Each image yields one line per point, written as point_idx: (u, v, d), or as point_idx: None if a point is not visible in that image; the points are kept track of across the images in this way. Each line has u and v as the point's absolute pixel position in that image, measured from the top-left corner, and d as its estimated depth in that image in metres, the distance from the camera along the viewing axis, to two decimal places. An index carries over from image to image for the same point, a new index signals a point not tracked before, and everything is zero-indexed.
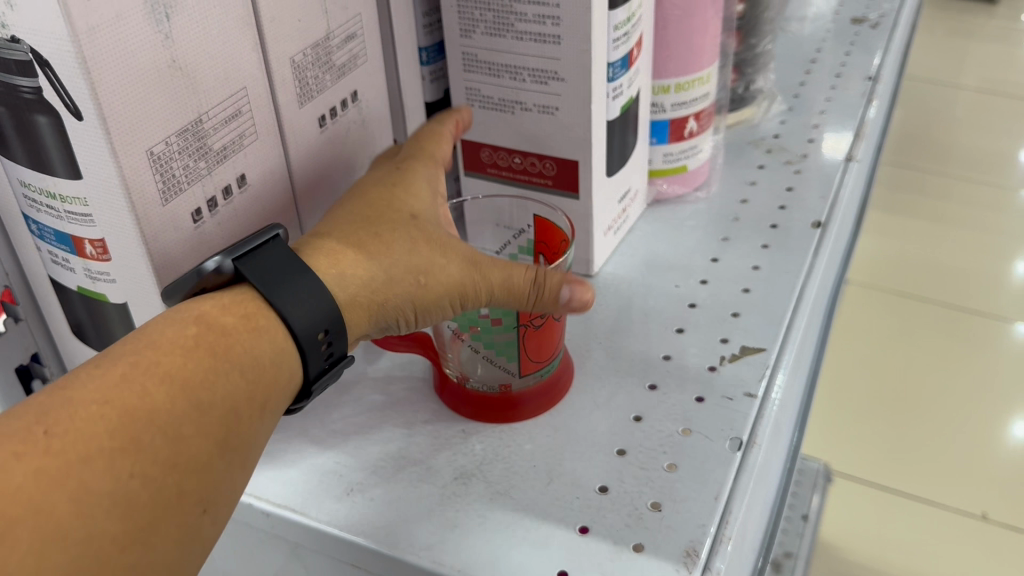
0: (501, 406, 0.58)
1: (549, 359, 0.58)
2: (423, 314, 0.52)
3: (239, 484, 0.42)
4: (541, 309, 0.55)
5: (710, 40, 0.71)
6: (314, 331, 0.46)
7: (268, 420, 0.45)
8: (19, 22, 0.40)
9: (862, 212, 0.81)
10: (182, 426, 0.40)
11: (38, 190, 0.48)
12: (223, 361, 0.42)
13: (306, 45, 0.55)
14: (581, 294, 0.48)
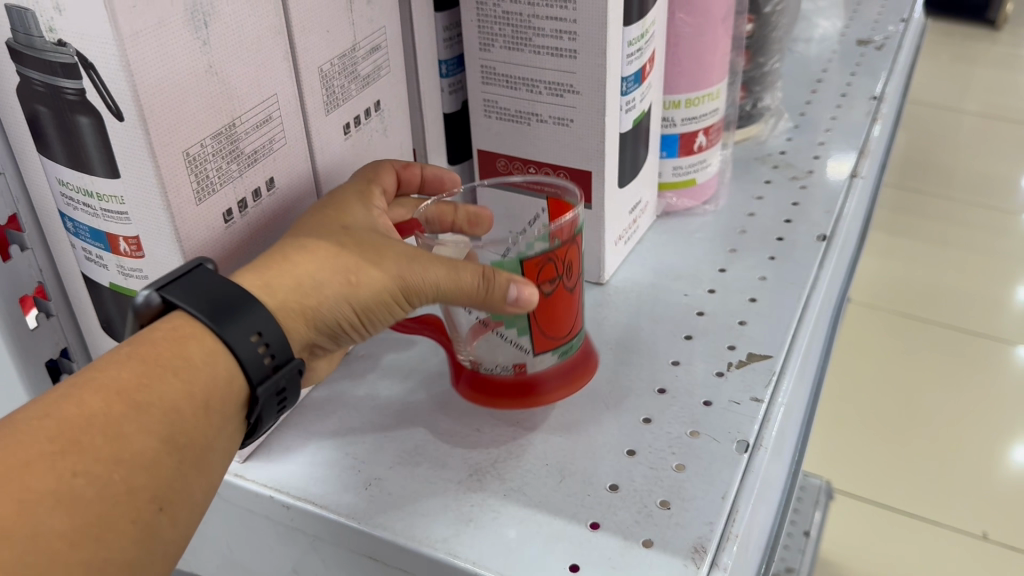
0: (520, 388, 0.60)
1: (567, 339, 0.61)
2: (369, 319, 0.52)
3: (195, 480, 0.44)
4: (548, 272, 0.57)
5: (720, 57, 0.74)
6: (247, 339, 0.46)
7: (218, 418, 0.45)
8: (67, 26, 0.42)
9: (866, 229, 0.83)
10: (123, 426, 0.41)
11: (76, 189, 0.50)
12: (158, 364, 0.43)
13: (333, 55, 0.57)
14: (525, 292, 0.50)
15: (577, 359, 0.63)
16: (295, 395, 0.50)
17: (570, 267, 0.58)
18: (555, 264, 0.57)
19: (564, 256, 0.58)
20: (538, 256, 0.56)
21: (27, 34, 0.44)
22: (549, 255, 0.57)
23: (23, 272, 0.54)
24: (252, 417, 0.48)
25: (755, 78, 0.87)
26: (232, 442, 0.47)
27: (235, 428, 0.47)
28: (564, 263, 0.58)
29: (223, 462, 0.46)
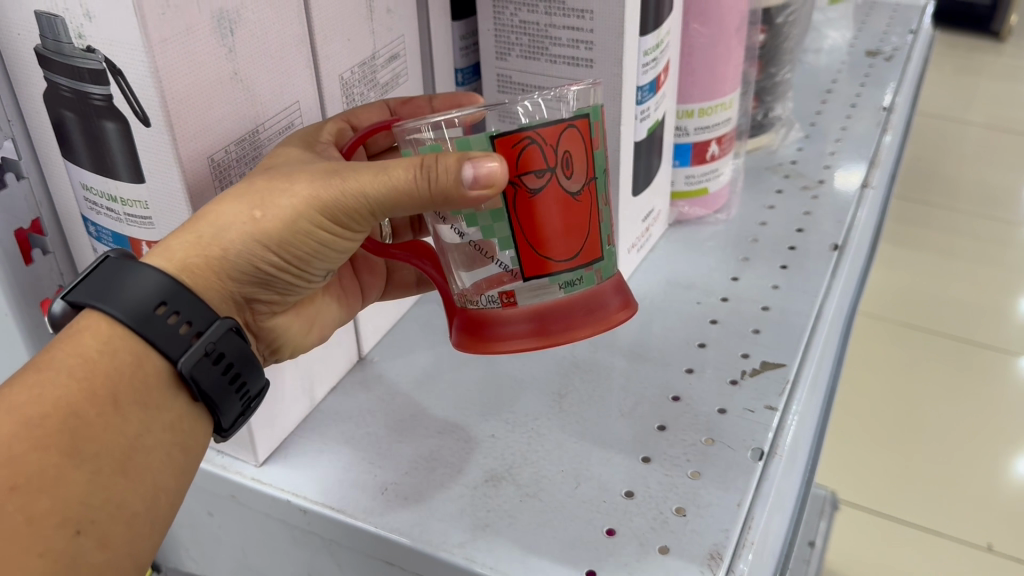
0: (513, 326, 0.49)
1: (573, 265, 0.48)
2: (300, 255, 0.49)
3: (115, 486, 0.43)
4: (539, 159, 0.44)
5: (733, 68, 0.74)
6: (153, 314, 0.44)
7: (131, 409, 0.44)
8: (97, 33, 0.43)
9: (877, 239, 0.83)
10: (11, 450, 0.40)
11: (99, 194, 0.50)
12: (52, 373, 0.43)
13: (354, 63, 0.58)
14: (485, 167, 0.42)
15: (594, 297, 0.49)
16: (256, 376, 0.49)
17: (570, 159, 0.45)
18: (548, 148, 0.44)
19: (557, 140, 0.45)
20: (514, 135, 0.44)
21: (56, 39, 0.44)
22: (537, 135, 0.44)
23: (44, 275, 0.55)
24: (195, 391, 0.46)
25: (767, 89, 0.87)
26: (167, 432, 0.46)
27: (172, 413, 0.46)
28: (561, 151, 0.45)
29: (157, 457, 0.45)
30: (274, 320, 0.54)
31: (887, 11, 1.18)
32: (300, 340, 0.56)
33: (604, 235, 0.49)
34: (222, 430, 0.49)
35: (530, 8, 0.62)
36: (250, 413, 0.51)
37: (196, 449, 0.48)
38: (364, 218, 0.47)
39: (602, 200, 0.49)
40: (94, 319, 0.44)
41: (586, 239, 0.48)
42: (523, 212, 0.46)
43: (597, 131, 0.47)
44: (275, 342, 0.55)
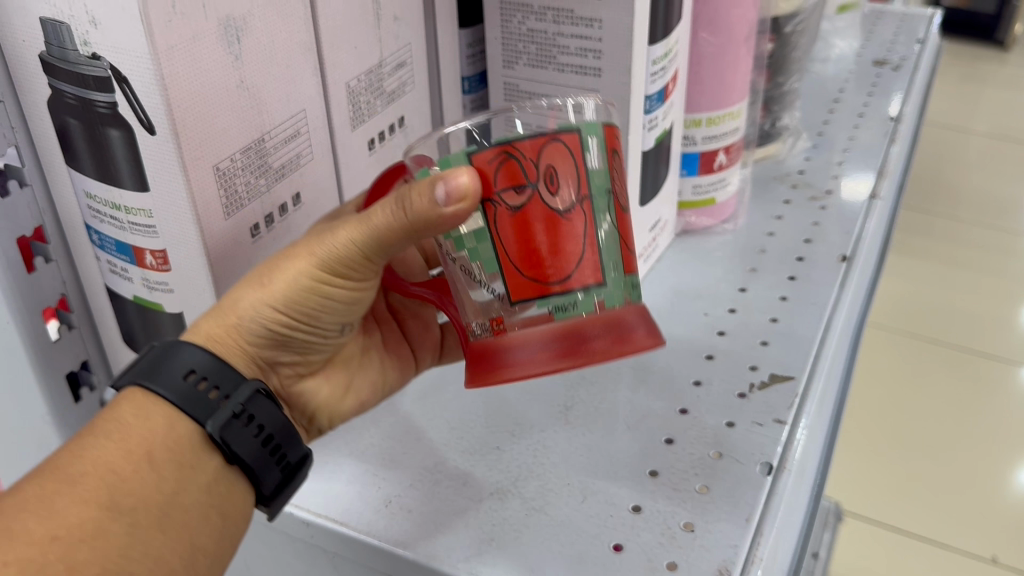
0: (521, 352, 0.46)
1: (563, 288, 0.46)
2: (307, 308, 0.51)
3: (153, 541, 0.45)
4: (516, 175, 0.43)
5: (742, 77, 0.74)
6: (180, 380, 0.47)
7: (166, 467, 0.46)
8: (102, 40, 0.42)
9: (885, 250, 0.83)
10: (53, 503, 0.43)
11: (103, 202, 0.50)
12: (92, 437, 0.46)
13: (360, 71, 0.58)
14: (454, 180, 0.42)
15: (609, 325, 0.47)
16: (295, 444, 0.51)
17: (555, 174, 0.43)
18: (528, 162, 0.43)
19: (537, 154, 0.43)
20: (490, 151, 0.43)
21: (61, 47, 0.44)
22: (515, 147, 0.43)
23: (45, 284, 0.54)
24: (229, 454, 0.48)
25: (775, 98, 0.87)
26: (204, 493, 0.47)
27: (209, 476, 0.48)
28: (543, 166, 0.43)
29: (196, 516, 0.47)
30: (306, 387, 0.59)
31: (894, 20, 1.18)
32: (332, 405, 0.60)
33: (604, 260, 0.46)
34: (267, 499, 0.50)
35: (538, 16, 0.62)
36: (297, 487, 0.52)
37: (239, 515, 0.49)
38: (362, 263, 0.50)
39: (602, 223, 0.46)
40: (130, 391, 0.47)
41: (578, 261, 0.45)
42: (505, 229, 0.44)
43: (592, 150, 0.45)
44: (308, 409, 0.59)
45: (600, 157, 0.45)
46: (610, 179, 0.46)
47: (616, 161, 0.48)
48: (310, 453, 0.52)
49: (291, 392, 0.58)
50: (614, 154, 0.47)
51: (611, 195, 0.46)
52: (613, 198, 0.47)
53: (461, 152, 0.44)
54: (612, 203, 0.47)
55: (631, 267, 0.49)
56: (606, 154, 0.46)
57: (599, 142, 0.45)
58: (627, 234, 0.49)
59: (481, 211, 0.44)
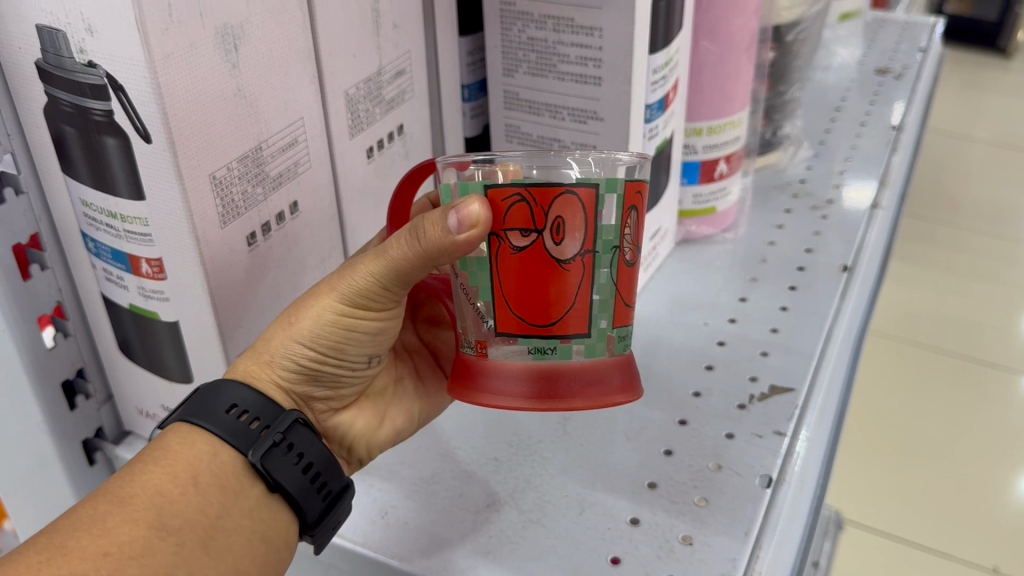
0: (498, 381, 0.47)
1: (548, 331, 0.45)
2: (338, 339, 0.50)
3: (199, 562, 0.44)
4: (524, 217, 0.43)
5: (743, 86, 0.73)
6: (223, 413, 0.47)
7: (212, 491, 0.45)
8: (98, 48, 0.42)
9: (886, 259, 0.82)
10: (104, 521, 0.42)
11: (99, 210, 0.49)
12: (140, 462, 0.45)
13: (359, 79, 0.57)
14: (464, 208, 0.42)
15: (589, 375, 0.47)
16: (337, 474, 0.50)
17: (561, 225, 0.43)
18: (537, 209, 0.42)
19: (548, 203, 0.42)
20: (506, 187, 0.42)
21: (57, 54, 0.44)
22: (528, 191, 0.42)
23: (41, 291, 0.54)
24: (271, 482, 0.47)
25: (776, 106, 0.86)
26: (248, 518, 0.46)
27: (252, 503, 0.47)
28: (551, 215, 0.42)
29: (239, 541, 0.46)
30: (343, 418, 0.55)
31: (896, 28, 1.18)
32: (369, 436, 0.56)
33: (596, 313, 0.46)
34: (310, 529, 0.49)
35: (538, 24, 0.62)
36: (339, 522, 0.51)
37: (281, 544, 0.48)
38: (387, 294, 0.49)
39: (603, 278, 0.45)
40: (174, 426, 0.47)
41: (568, 309, 0.45)
42: (503, 265, 0.44)
43: (609, 207, 0.43)
44: (346, 441, 0.55)
45: (617, 212, 0.44)
46: (623, 236, 0.45)
47: (637, 217, 0.46)
48: (352, 484, 0.51)
49: (328, 423, 0.55)
50: (635, 211, 0.45)
51: (618, 251, 0.45)
52: (621, 255, 0.45)
53: (480, 180, 0.43)
54: (619, 260, 0.45)
55: (628, 319, 0.48)
56: (623, 211, 0.44)
57: (618, 198, 0.43)
58: (631, 289, 0.47)
59: (487, 243, 0.44)
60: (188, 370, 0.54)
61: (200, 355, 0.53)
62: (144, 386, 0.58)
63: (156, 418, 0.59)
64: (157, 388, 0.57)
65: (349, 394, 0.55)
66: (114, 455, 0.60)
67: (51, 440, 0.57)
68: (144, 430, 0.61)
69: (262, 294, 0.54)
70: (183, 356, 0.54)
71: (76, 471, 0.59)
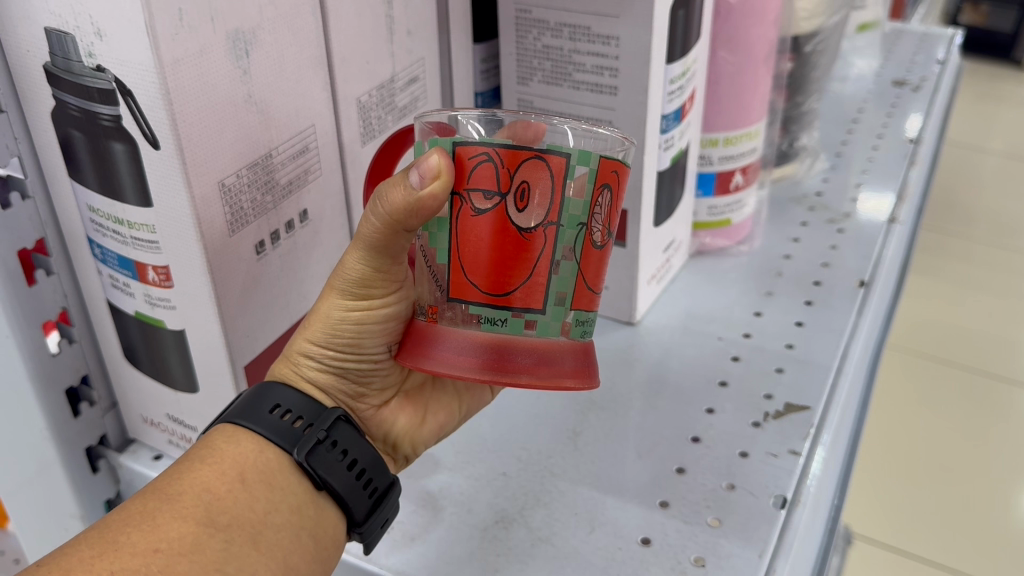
0: (443, 348, 0.43)
1: (500, 302, 0.42)
2: (354, 333, 0.49)
3: (249, 558, 0.44)
4: (490, 178, 0.40)
5: (761, 97, 0.72)
6: (267, 413, 0.47)
7: (258, 487, 0.45)
8: (106, 52, 0.41)
9: (903, 274, 0.81)
10: (154, 518, 0.43)
11: (105, 216, 0.49)
12: (187, 461, 0.46)
13: (371, 86, 0.56)
14: (423, 163, 0.41)
15: (543, 352, 0.43)
16: (383, 472, 0.50)
17: (527, 191, 0.40)
18: (504, 171, 0.40)
19: (515, 166, 0.40)
20: (474, 144, 0.40)
21: (66, 58, 0.43)
22: (497, 152, 0.40)
23: (46, 296, 0.53)
24: (317, 480, 0.47)
25: (793, 118, 0.85)
26: (295, 515, 0.46)
27: (299, 499, 0.47)
28: (518, 179, 0.40)
29: (288, 537, 0.45)
30: (385, 414, 0.54)
31: (914, 40, 1.17)
32: (413, 433, 0.54)
33: (554, 291, 0.42)
34: (357, 526, 0.49)
35: (553, 32, 0.61)
36: (386, 521, 0.50)
37: (329, 541, 0.47)
38: (386, 275, 0.47)
39: (566, 255, 0.42)
40: (219, 426, 0.47)
41: (524, 280, 0.42)
42: (463, 228, 0.42)
43: (579, 181, 0.41)
44: (390, 437, 0.54)
45: (588, 188, 0.41)
46: (592, 216, 0.42)
47: (612, 198, 0.43)
48: (398, 482, 0.51)
49: (371, 421, 0.54)
50: (610, 190, 0.42)
51: (586, 230, 0.42)
52: (589, 235, 0.42)
53: (451, 137, 0.41)
54: (586, 240, 0.42)
55: (594, 304, 0.45)
56: (596, 188, 0.41)
57: (591, 173, 0.41)
58: (597, 274, 0.44)
59: (449, 203, 0.42)
60: (194, 379, 0.54)
61: (205, 364, 0.52)
62: (150, 394, 0.57)
63: (161, 426, 0.58)
64: (163, 397, 0.56)
65: (385, 390, 0.54)
66: (117, 462, 0.59)
67: (54, 449, 0.56)
68: (148, 438, 0.60)
69: (269, 302, 0.53)
70: (188, 365, 0.53)
71: (79, 480, 0.58)
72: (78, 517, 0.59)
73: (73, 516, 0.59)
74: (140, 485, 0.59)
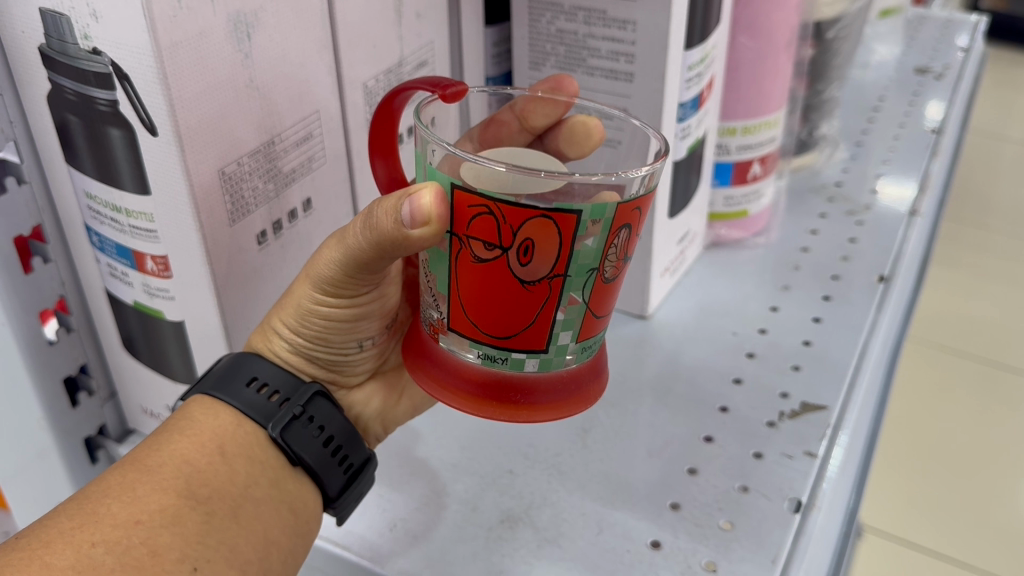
0: (446, 376, 0.42)
1: (502, 343, 0.40)
2: (324, 324, 0.48)
3: (230, 532, 0.43)
4: (489, 231, 0.36)
5: (781, 84, 0.70)
6: (243, 387, 0.47)
7: (235, 461, 0.45)
8: (103, 34, 0.40)
9: (923, 269, 0.79)
10: (134, 490, 0.42)
11: (103, 203, 0.47)
12: (166, 434, 0.45)
13: (378, 71, 0.55)
14: (415, 201, 0.37)
15: (543, 387, 0.42)
16: (358, 447, 0.49)
17: (531, 248, 0.36)
18: (505, 226, 0.36)
19: (518, 224, 0.36)
20: (475, 195, 0.36)
21: (61, 39, 0.41)
22: (498, 207, 0.36)
23: (44, 285, 0.51)
24: (292, 457, 0.47)
25: (814, 106, 0.83)
26: (274, 488, 0.46)
27: (277, 473, 0.46)
28: (520, 236, 0.36)
29: (269, 511, 0.45)
30: (357, 396, 0.54)
31: (936, 26, 1.14)
32: (386, 413, 0.55)
33: (557, 332, 0.40)
34: (331, 502, 0.48)
35: (568, 16, 0.58)
36: (361, 495, 0.50)
37: (308, 515, 0.47)
38: (361, 279, 0.45)
39: (573, 301, 0.39)
40: (197, 398, 0.47)
41: (526, 326, 0.39)
42: (462, 271, 0.39)
43: (590, 233, 0.36)
44: (361, 419, 0.55)
45: (601, 235, 0.37)
46: (605, 259, 0.38)
47: (631, 233, 0.39)
48: (374, 456, 0.50)
49: (343, 400, 0.54)
50: (628, 227, 0.38)
51: (598, 272, 0.38)
52: (599, 275, 0.39)
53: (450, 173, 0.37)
54: (596, 281, 0.39)
55: (602, 327, 0.43)
56: (610, 233, 0.37)
57: (605, 223, 0.36)
58: (607, 304, 0.41)
59: (448, 243, 0.39)
60: (194, 371, 0.52)
61: (205, 357, 0.51)
62: (149, 384, 0.56)
63: (161, 417, 0.57)
64: (162, 387, 0.55)
65: (361, 372, 0.54)
66: (116, 453, 0.58)
67: (52, 439, 0.55)
68: (148, 428, 0.59)
69: (271, 293, 0.52)
70: (188, 357, 0.52)
71: (77, 470, 0.57)
72: None
73: None
74: None
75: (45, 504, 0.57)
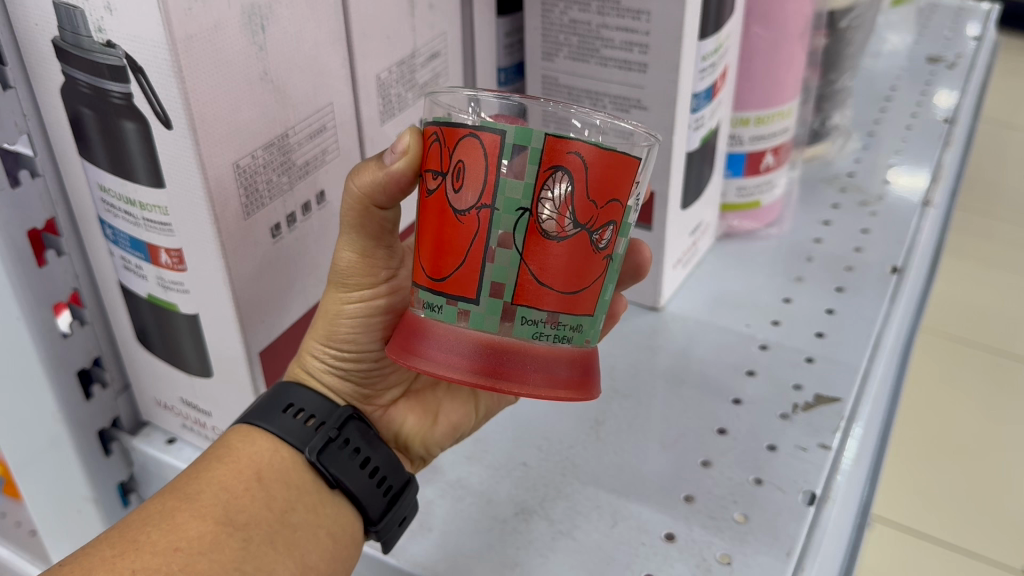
0: (432, 346, 0.39)
1: (438, 286, 0.40)
2: (352, 326, 0.49)
3: (268, 557, 0.43)
4: (436, 157, 0.39)
5: (794, 74, 0.69)
6: (280, 413, 0.47)
7: (272, 486, 0.45)
8: (117, 27, 0.40)
9: (936, 259, 0.78)
10: (174, 517, 0.42)
11: (116, 196, 0.47)
12: (204, 462, 0.45)
13: (391, 63, 0.54)
14: (396, 142, 0.42)
15: (536, 360, 0.39)
16: (398, 470, 0.49)
17: (462, 170, 0.38)
18: (445, 149, 0.39)
19: (453, 143, 0.38)
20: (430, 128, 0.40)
21: (75, 32, 0.41)
22: (440, 131, 0.39)
23: (57, 277, 0.51)
24: (330, 479, 0.46)
25: (826, 96, 0.82)
26: (313, 513, 0.45)
27: (315, 498, 0.46)
28: (454, 157, 0.38)
29: (307, 536, 0.45)
30: (393, 414, 0.53)
31: (949, 14, 1.13)
32: (424, 433, 0.53)
33: (489, 279, 0.38)
34: (374, 525, 0.47)
35: (581, 6, 0.58)
36: (405, 519, 0.49)
37: (348, 540, 0.46)
38: (374, 261, 0.47)
39: (504, 242, 0.38)
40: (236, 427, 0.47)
41: (458, 263, 0.39)
42: (421, 209, 0.41)
43: (515, 160, 0.37)
44: (400, 437, 0.53)
45: (531, 170, 0.37)
46: (539, 201, 0.37)
47: (576, 186, 0.37)
48: (415, 479, 0.50)
49: (380, 421, 0.53)
50: (568, 174, 0.37)
51: (531, 216, 0.37)
52: (535, 221, 0.37)
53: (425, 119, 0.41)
54: (531, 226, 0.37)
55: (571, 311, 0.40)
56: (542, 170, 0.37)
57: (534, 153, 0.36)
58: (565, 273, 0.39)
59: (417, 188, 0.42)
60: (209, 365, 0.52)
61: (219, 350, 0.51)
62: (163, 377, 0.56)
63: (174, 410, 0.57)
64: (176, 381, 0.55)
65: (394, 389, 0.54)
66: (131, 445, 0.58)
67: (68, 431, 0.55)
68: (162, 421, 0.59)
69: (286, 286, 0.52)
70: (203, 350, 0.52)
71: (93, 462, 0.57)
72: (89, 498, 0.57)
73: (84, 497, 0.57)
74: (154, 468, 0.58)
75: (62, 495, 0.57)
